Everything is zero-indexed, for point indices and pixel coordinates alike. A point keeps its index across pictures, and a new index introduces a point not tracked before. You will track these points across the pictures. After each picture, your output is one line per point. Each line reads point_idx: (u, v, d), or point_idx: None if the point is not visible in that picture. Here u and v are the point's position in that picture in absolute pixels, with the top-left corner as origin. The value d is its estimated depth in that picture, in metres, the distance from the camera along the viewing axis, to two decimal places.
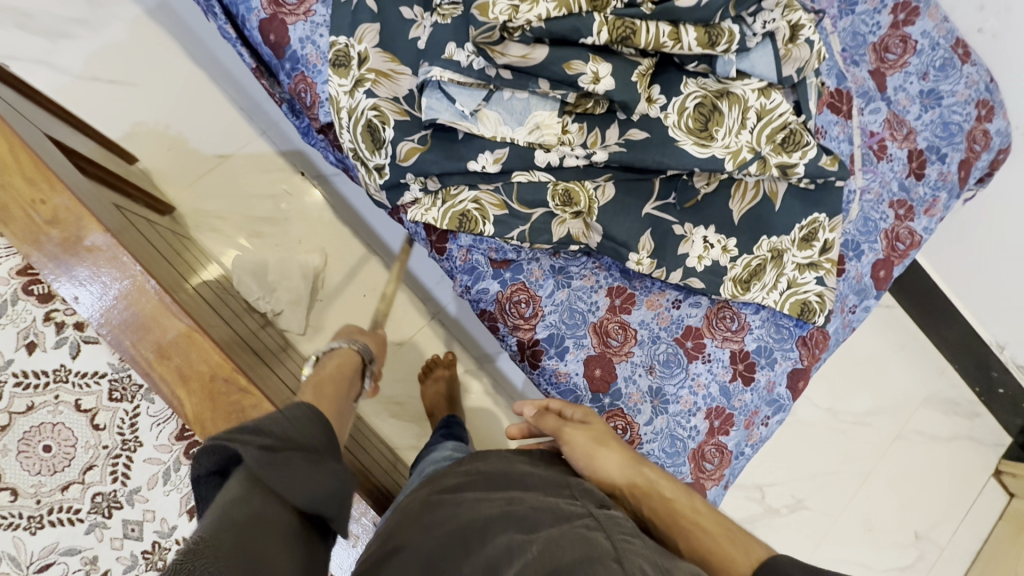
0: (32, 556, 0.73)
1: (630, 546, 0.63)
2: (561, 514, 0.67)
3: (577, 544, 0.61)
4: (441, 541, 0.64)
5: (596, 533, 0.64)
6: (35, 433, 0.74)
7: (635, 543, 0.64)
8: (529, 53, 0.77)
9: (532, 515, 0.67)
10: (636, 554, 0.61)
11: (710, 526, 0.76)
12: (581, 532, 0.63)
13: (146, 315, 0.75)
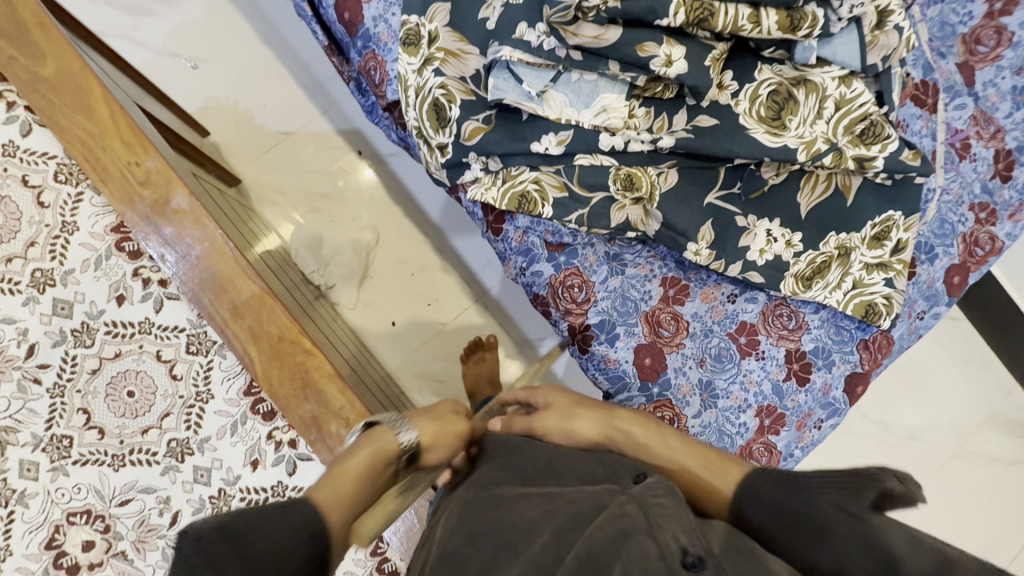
0: (113, 491, 0.79)
1: (662, 505, 0.62)
2: (596, 501, 0.67)
3: (610, 524, 0.61)
4: (485, 546, 0.66)
5: (630, 508, 0.63)
6: (121, 378, 0.80)
7: (670, 504, 0.62)
8: (602, 34, 0.77)
9: (569, 506, 0.67)
10: (672, 518, 0.60)
11: (690, 461, 0.75)
12: (614, 513, 0.63)
13: (224, 276, 0.80)
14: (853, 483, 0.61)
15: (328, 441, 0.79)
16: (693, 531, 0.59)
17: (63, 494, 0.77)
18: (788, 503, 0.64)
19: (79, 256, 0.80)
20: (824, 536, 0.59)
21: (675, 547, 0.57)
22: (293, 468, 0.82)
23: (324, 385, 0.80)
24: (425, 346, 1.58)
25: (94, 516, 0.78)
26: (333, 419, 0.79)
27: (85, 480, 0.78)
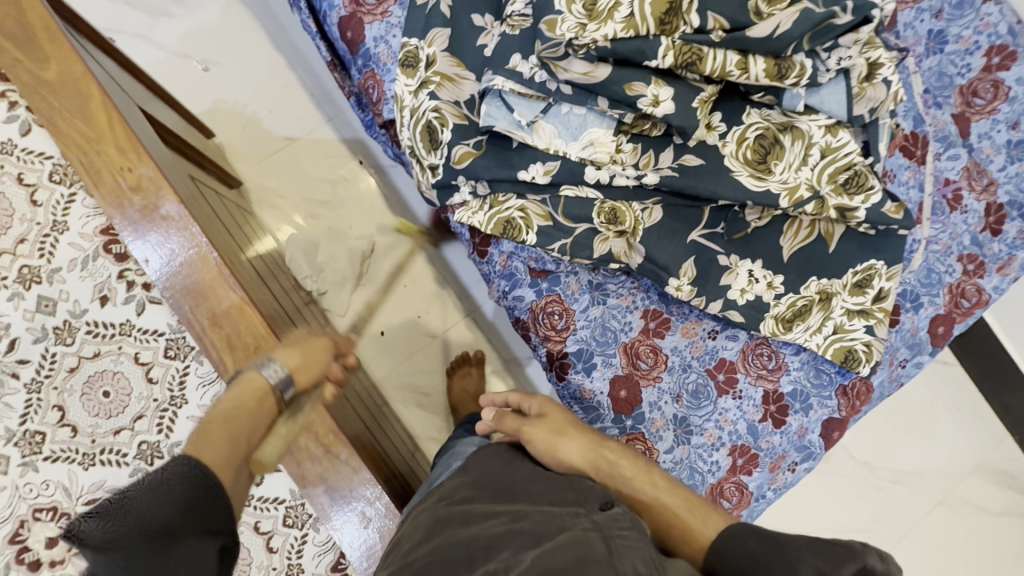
0: (81, 490, 0.80)
1: (623, 536, 0.62)
2: (560, 523, 0.66)
3: (572, 548, 0.61)
4: (447, 562, 0.65)
5: (591, 532, 0.63)
6: (97, 378, 0.82)
7: (629, 534, 0.63)
8: (591, 71, 0.78)
9: (533, 525, 0.66)
10: (628, 550, 0.60)
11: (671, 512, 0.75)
12: (576, 536, 0.63)
13: (206, 284, 0.81)
14: (834, 552, 0.61)
15: (296, 454, 0.80)
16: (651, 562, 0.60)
17: (32, 489, 0.78)
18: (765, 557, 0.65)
19: (67, 255, 0.82)
20: None
21: None
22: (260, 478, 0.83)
23: (297, 398, 0.80)
24: (412, 359, 1.59)
25: (60, 513, 0.79)
26: (305, 434, 0.80)
27: (54, 477, 0.79)
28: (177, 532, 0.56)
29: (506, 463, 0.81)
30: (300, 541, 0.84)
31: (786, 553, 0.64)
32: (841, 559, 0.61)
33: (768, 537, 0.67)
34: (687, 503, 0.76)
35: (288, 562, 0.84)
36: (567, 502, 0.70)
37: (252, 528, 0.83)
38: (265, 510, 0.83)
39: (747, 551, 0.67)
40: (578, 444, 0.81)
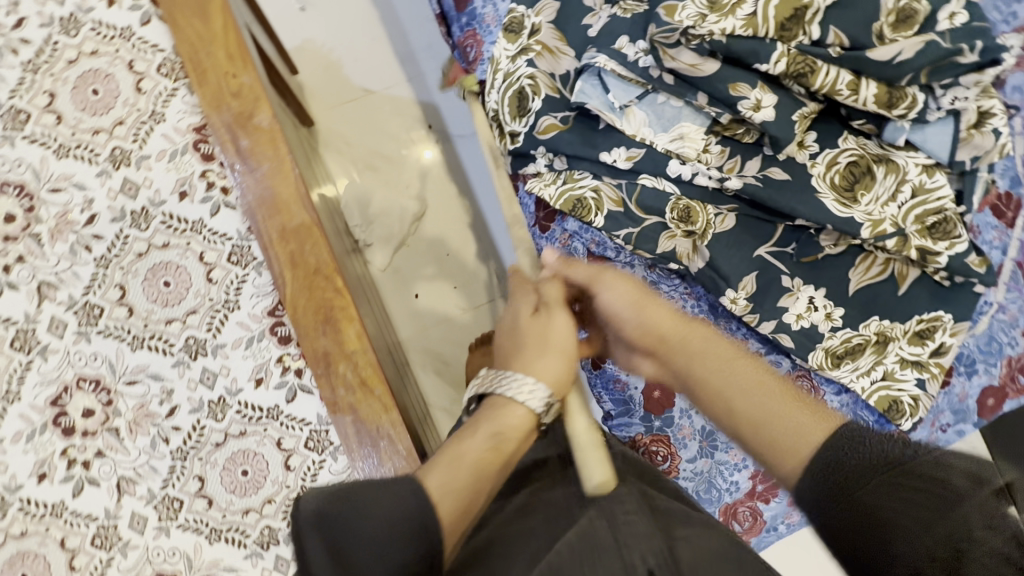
0: (124, 369, 0.82)
1: (629, 520, 0.55)
2: (567, 517, 0.58)
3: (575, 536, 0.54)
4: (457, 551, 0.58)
5: (597, 520, 0.56)
6: (161, 267, 0.84)
7: (636, 519, 0.55)
8: (699, 64, 0.78)
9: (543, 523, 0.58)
10: (640, 535, 0.53)
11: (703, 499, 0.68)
12: (580, 528, 0.55)
13: (280, 199, 0.83)
14: (967, 463, 0.47)
15: (333, 379, 0.82)
16: (666, 541, 0.53)
17: (82, 358, 0.81)
18: (924, 500, 0.45)
19: (158, 145, 0.85)
20: (954, 509, 0.44)
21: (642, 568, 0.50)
22: (293, 395, 0.84)
23: (345, 325, 0.82)
24: (440, 327, 1.59)
25: (102, 386, 0.82)
26: (344, 362, 0.82)
27: (103, 351, 0.82)
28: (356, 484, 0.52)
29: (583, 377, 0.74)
30: (317, 466, 0.84)
31: (928, 477, 0.46)
32: (982, 473, 0.46)
33: (897, 439, 0.50)
34: (784, 394, 0.59)
35: (301, 483, 0.83)
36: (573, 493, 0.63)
37: (274, 443, 0.84)
38: (291, 428, 0.84)
39: (860, 464, 0.48)
40: (670, 311, 0.70)
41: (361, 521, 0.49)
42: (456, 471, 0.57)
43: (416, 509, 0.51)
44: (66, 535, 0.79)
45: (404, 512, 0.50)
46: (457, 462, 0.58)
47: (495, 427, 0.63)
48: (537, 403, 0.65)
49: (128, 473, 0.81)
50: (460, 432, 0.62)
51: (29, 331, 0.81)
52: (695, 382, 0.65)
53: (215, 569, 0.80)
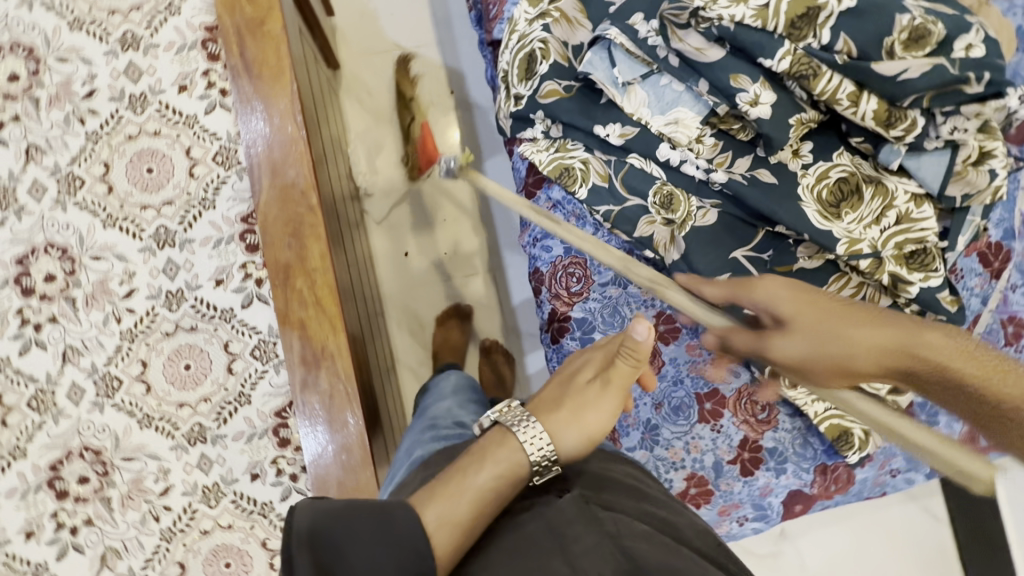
0: (92, 244, 0.84)
1: (580, 539, 0.60)
2: (524, 549, 0.61)
3: (530, 546, 0.61)
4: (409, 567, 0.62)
5: (551, 546, 0.60)
6: (148, 154, 0.86)
7: (585, 533, 0.61)
8: (704, 49, 0.78)
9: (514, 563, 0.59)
10: (592, 549, 0.59)
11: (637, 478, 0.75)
12: (537, 562, 0.59)
13: (274, 108, 0.85)
14: None
15: (289, 291, 0.83)
16: (623, 553, 0.59)
17: (54, 225, 0.83)
18: None
19: (168, 37, 0.87)
20: None
21: None
22: (248, 302, 0.85)
23: (311, 243, 0.83)
24: (422, 289, 1.59)
25: (67, 255, 0.83)
26: (302, 277, 0.83)
27: (75, 223, 0.84)
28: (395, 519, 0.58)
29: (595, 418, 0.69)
30: (258, 375, 0.85)
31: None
32: None
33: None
34: (861, 318, 0.70)
35: (240, 389, 0.85)
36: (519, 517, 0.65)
37: (221, 344, 0.85)
38: (241, 334, 0.85)
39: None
40: (783, 287, 0.75)
41: (357, 552, 0.55)
42: (453, 502, 0.60)
43: (409, 540, 0.57)
44: (6, 390, 0.82)
45: (402, 537, 0.57)
46: (456, 497, 0.61)
47: (499, 468, 0.63)
48: (537, 461, 0.65)
49: (75, 344, 0.83)
50: (468, 465, 0.63)
51: (10, 189, 0.83)
52: (831, 369, 0.70)
53: (139, 453, 0.83)
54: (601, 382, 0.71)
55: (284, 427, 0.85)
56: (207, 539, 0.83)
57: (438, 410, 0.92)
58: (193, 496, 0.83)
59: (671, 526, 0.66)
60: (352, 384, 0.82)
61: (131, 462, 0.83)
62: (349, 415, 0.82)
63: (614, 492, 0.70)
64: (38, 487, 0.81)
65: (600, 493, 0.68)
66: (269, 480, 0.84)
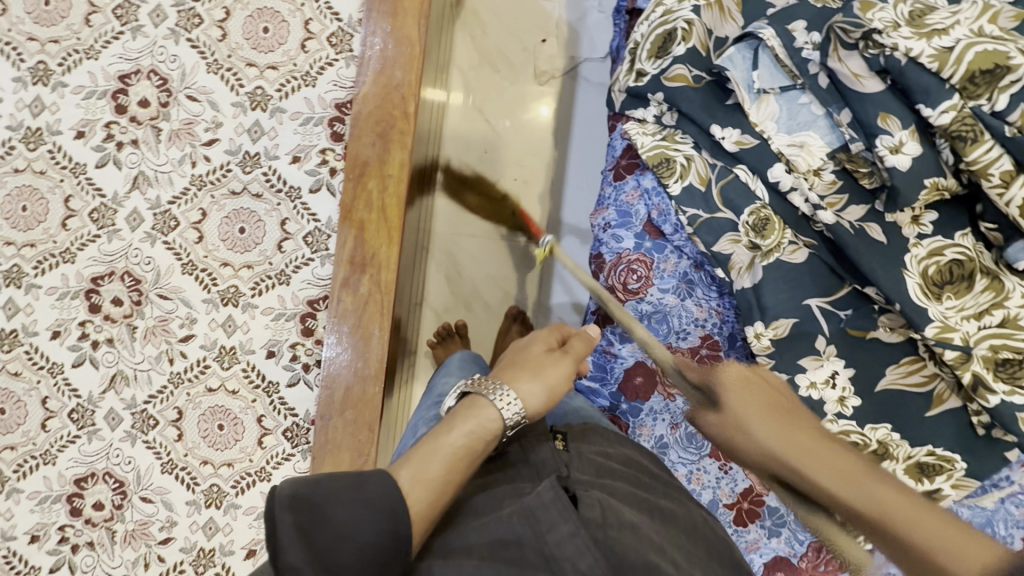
0: (191, 83, 0.84)
1: (555, 529, 0.56)
2: (500, 535, 0.58)
3: (500, 528, 0.58)
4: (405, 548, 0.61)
5: (525, 536, 0.57)
6: (269, 13, 0.85)
7: (563, 524, 0.56)
8: (862, 76, 0.72)
9: (491, 551, 0.57)
10: (567, 541, 0.56)
11: (649, 471, 0.73)
12: (510, 553, 0.56)
13: (402, 5, 0.83)
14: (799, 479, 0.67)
15: (359, 189, 0.81)
16: (599, 543, 0.56)
17: (162, 54, 0.84)
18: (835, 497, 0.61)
19: None
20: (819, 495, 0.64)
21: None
22: (317, 188, 0.85)
23: (395, 149, 0.82)
24: (470, 239, 1.53)
25: (166, 87, 0.84)
26: (376, 180, 0.82)
27: (182, 58, 0.84)
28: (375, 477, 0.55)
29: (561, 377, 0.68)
30: (304, 260, 0.85)
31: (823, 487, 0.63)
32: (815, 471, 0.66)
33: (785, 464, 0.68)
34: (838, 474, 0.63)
35: (283, 269, 0.85)
36: (499, 500, 0.63)
37: (279, 220, 0.85)
38: (300, 216, 0.85)
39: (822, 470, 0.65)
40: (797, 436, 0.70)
41: (337, 506, 0.52)
42: (431, 460, 0.59)
43: (388, 502, 0.54)
44: (73, 195, 0.83)
45: (381, 498, 0.54)
46: (430, 456, 0.59)
47: (470, 429, 0.62)
48: (510, 421, 0.63)
49: (148, 173, 0.84)
50: (437, 427, 0.62)
51: (133, 6, 0.84)
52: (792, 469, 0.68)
53: (173, 295, 0.84)
54: (565, 351, 0.71)
55: (312, 317, 0.85)
56: (210, 397, 0.84)
57: (444, 386, 0.90)
58: (209, 352, 0.84)
59: (666, 515, 0.65)
60: (390, 298, 0.81)
61: (164, 300, 0.84)
62: (376, 326, 0.81)
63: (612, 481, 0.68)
64: (76, 295, 0.83)
65: (598, 478, 0.67)
66: (283, 362, 0.85)
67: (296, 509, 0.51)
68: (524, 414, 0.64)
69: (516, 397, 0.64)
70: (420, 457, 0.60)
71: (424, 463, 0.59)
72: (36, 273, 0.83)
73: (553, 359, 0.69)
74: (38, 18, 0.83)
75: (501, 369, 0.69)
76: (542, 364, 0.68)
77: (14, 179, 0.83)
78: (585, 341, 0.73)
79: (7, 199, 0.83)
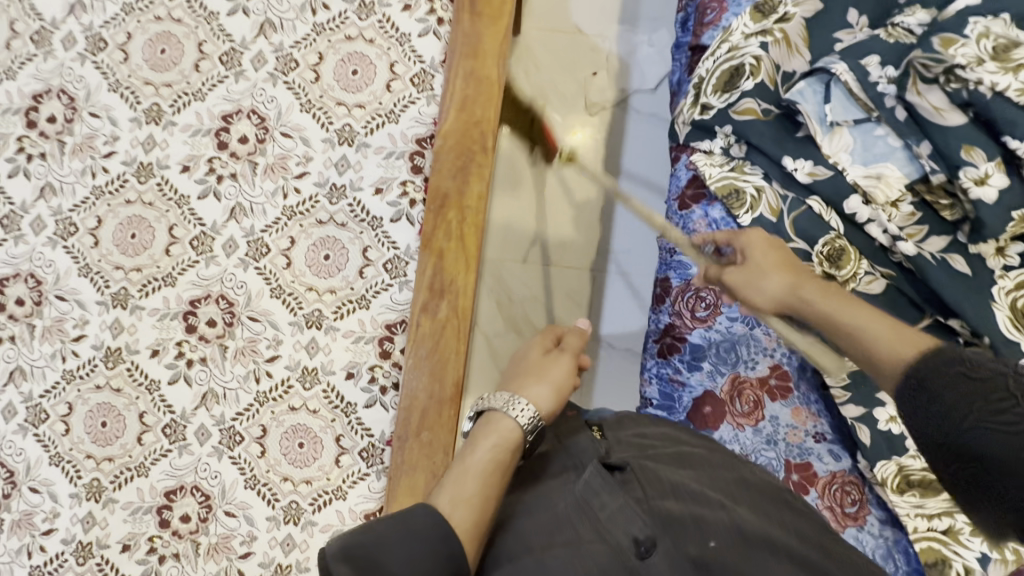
0: (286, 121, 0.91)
1: (606, 506, 0.58)
2: (555, 523, 0.58)
3: (548, 515, 0.59)
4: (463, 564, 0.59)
5: (579, 519, 0.57)
6: (358, 57, 0.92)
7: (611, 499, 0.58)
8: (943, 109, 0.73)
9: (549, 540, 0.57)
10: (620, 512, 0.57)
11: (693, 441, 0.70)
12: (567, 536, 0.56)
13: (481, 47, 0.88)
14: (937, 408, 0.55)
15: (438, 220, 0.85)
16: (648, 510, 0.58)
17: (261, 95, 0.91)
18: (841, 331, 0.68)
19: None
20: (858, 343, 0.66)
21: (627, 543, 0.55)
22: (398, 218, 0.90)
23: (474, 181, 0.86)
24: (521, 265, 1.57)
25: (264, 125, 0.91)
26: (455, 212, 0.85)
27: (279, 98, 0.91)
28: (418, 509, 0.55)
29: (561, 373, 0.70)
30: (383, 286, 0.89)
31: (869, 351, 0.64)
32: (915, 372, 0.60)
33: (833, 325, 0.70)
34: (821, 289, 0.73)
35: (364, 294, 0.89)
36: (550, 494, 0.61)
37: (361, 248, 0.90)
38: (381, 243, 0.90)
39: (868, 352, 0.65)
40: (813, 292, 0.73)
41: (389, 550, 0.51)
42: (462, 473, 0.60)
43: (434, 530, 0.54)
44: (177, 224, 0.90)
45: (431, 527, 0.54)
46: (464, 478, 0.60)
47: (495, 441, 0.63)
48: (528, 425, 0.64)
49: (244, 204, 0.91)
50: (463, 450, 0.63)
51: (237, 53, 0.92)
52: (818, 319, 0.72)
53: (262, 318, 0.89)
54: (561, 351, 0.74)
55: (390, 340, 0.89)
56: (293, 416, 0.88)
57: None
58: (293, 373, 0.89)
59: (707, 468, 0.64)
60: (466, 323, 0.84)
61: (254, 322, 0.89)
62: (453, 350, 0.84)
63: (654, 450, 0.67)
64: (174, 316, 0.89)
65: (642, 451, 0.66)
66: (361, 383, 0.88)
67: (350, 562, 0.49)
68: (540, 415, 0.66)
69: (527, 402, 0.66)
70: (457, 481, 0.60)
71: (464, 483, 0.59)
72: (140, 295, 0.90)
73: (551, 359, 0.72)
74: (154, 66, 0.92)
75: (507, 382, 0.71)
76: (543, 366, 0.71)
77: (126, 210, 0.91)
78: (579, 335, 0.76)
79: (119, 228, 0.91)
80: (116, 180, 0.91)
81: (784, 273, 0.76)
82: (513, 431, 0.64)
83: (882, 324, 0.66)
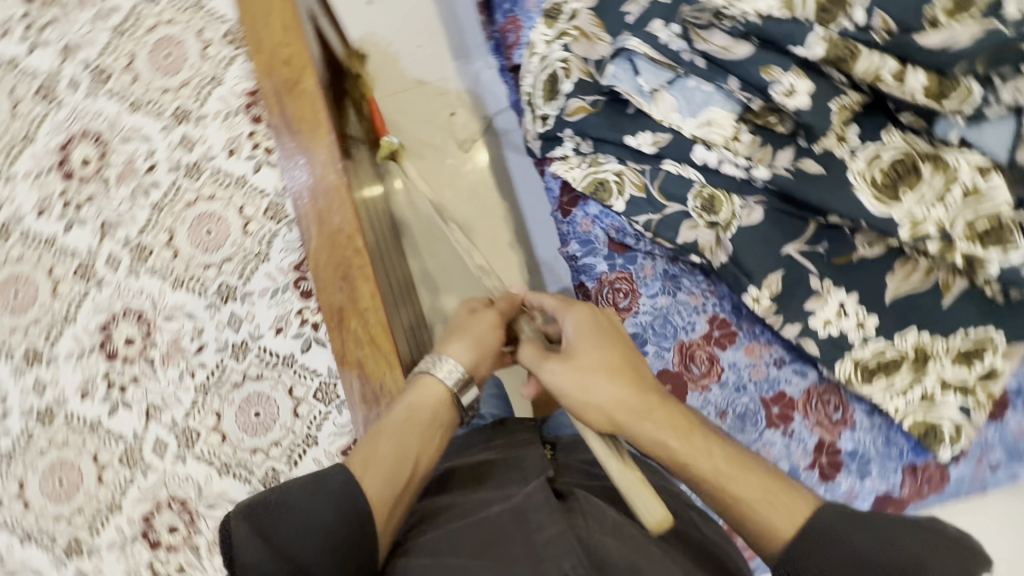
0: (164, 306, 0.89)
1: (543, 528, 0.56)
2: (489, 537, 0.58)
3: (484, 527, 0.59)
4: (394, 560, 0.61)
5: (512, 532, 0.57)
6: (206, 216, 0.91)
7: (551, 524, 0.57)
8: (731, 46, 0.78)
9: (477, 549, 0.57)
10: (555, 541, 0.55)
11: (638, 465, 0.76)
12: (495, 551, 0.56)
13: (315, 162, 0.88)
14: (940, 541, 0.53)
15: (344, 335, 0.85)
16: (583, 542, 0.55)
17: (130, 292, 0.90)
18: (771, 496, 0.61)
19: (214, 107, 0.92)
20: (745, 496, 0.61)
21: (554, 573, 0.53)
22: (307, 346, 0.88)
23: (361, 283, 0.86)
24: None
25: (144, 319, 0.89)
26: (358, 321, 0.85)
27: (147, 288, 0.90)
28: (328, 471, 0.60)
29: (481, 324, 0.75)
30: (323, 416, 0.87)
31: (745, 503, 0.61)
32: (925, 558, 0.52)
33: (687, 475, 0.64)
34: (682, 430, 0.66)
35: (307, 431, 0.87)
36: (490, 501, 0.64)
37: (286, 389, 0.88)
38: (303, 377, 0.88)
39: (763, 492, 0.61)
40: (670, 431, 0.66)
41: (296, 506, 0.56)
42: (401, 437, 0.65)
43: (344, 490, 0.58)
44: (99, 450, 0.87)
45: (335, 487, 0.59)
46: (378, 436, 0.65)
47: (413, 399, 0.68)
48: (451, 382, 0.70)
49: (156, 401, 0.88)
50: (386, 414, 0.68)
51: (89, 264, 0.90)
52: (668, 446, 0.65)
53: (221, 500, 0.86)
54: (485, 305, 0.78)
55: None
56: None
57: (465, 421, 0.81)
58: None
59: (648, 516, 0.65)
60: None
61: (214, 509, 0.86)
62: None
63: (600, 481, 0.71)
64: (134, 539, 0.86)
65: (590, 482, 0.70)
66: None
67: (250, 512, 0.56)
68: (462, 369, 0.71)
69: (449, 360, 0.71)
70: (371, 442, 0.65)
71: (382, 441, 0.65)
72: (92, 535, 0.86)
73: (476, 316, 0.76)
74: (14, 311, 0.90)
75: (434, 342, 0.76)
76: (467, 324, 0.75)
77: (43, 460, 0.87)
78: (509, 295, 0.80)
79: (43, 480, 0.87)
80: (20, 436, 0.88)
81: (621, 383, 0.68)
82: (452, 411, 0.70)
83: (732, 463, 0.64)
